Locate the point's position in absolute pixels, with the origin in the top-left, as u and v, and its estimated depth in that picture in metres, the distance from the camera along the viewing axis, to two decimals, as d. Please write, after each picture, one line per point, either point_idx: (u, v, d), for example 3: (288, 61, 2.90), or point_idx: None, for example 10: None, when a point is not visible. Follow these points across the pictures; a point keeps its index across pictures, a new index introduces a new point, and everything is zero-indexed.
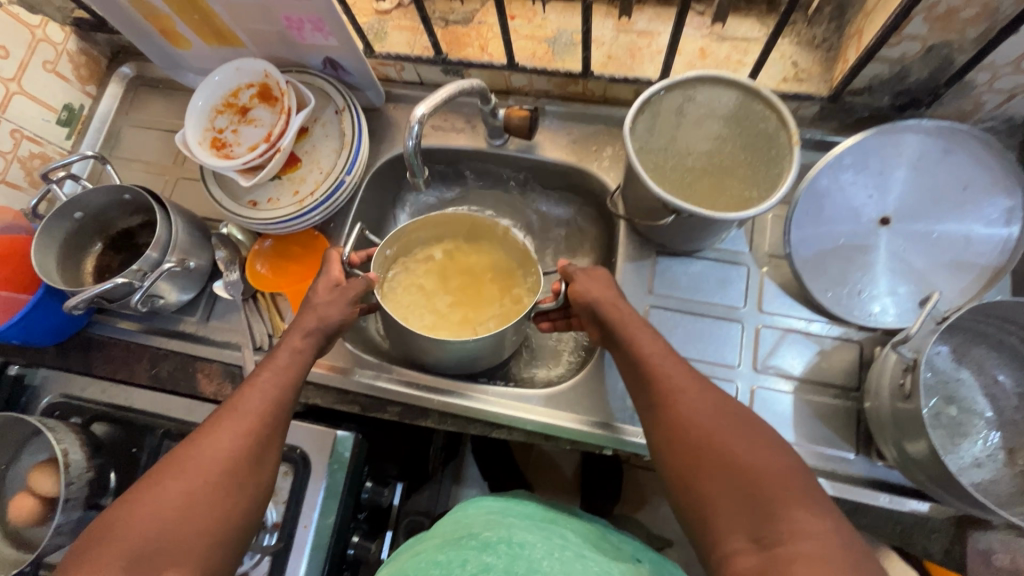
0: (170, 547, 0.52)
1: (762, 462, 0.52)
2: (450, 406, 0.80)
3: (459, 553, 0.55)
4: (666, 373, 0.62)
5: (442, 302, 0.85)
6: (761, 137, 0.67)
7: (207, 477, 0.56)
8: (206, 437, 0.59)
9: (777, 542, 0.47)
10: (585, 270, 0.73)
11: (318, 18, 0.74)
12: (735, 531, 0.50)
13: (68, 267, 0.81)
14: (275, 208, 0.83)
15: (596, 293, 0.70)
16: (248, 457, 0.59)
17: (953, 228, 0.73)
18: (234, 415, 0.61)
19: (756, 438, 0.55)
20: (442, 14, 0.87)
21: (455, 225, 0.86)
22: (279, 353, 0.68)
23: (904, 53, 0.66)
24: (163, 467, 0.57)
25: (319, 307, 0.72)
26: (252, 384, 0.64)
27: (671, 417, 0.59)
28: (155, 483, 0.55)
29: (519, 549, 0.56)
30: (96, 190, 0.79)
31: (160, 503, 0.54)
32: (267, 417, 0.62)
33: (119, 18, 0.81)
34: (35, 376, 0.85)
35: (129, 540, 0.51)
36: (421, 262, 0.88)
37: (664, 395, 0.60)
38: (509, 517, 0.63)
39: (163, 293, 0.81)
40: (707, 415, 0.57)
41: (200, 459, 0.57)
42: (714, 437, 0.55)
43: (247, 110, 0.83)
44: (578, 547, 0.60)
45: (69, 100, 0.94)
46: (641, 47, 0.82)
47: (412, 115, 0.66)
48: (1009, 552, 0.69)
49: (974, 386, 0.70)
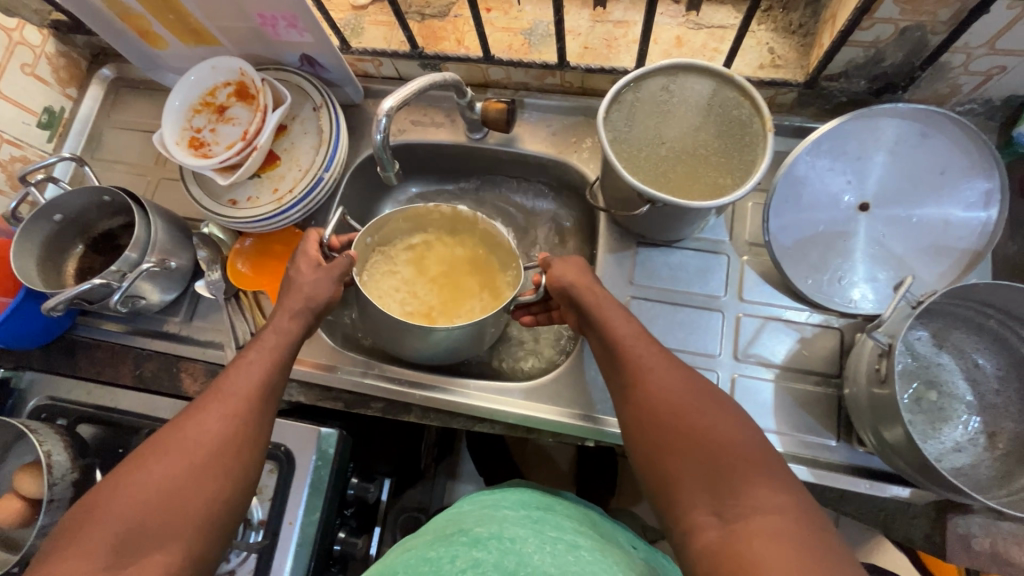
0: (157, 529, 0.52)
1: (730, 437, 0.54)
2: (431, 401, 0.81)
3: (449, 549, 0.55)
4: (638, 353, 0.63)
5: (423, 289, 0.86)
6: (735, 124, 0.67)
7: (192, 460, 0.56)
8: (191, 418, 0.59)
9: (738, 517, 0.49)
10: (562, 257, 0.74)
11: (290, 14, 0.74)
12: (698, 506, 0.51)
13: (49, 270, 0.82)
14: (254, 207, 0.83)
15: (571, 276, 0.71)
16: (234, 437, 0.59)
17: (931, 213, 0.72)
18: (220, 396, 0.61)
19: (724, 415, 0.56)
20: (419, 8, 0.87)
21: (436, 218, 0.87)
22: (266, 336, 0.68)
23: (878, 36, 0.66)
24: (146, 449, 0.57)
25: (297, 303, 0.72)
26: (237, 365, 0.65)
27: (641, 394, 0.60)
28: (140, 465, 0.55)
29: (509, 544, 0.55)
30: (74, 191, 0.79)
31: (146, 486, 0.54)
32: (253, 397, 0.62)
33: (93, 19, 0.81)
34: (21, 380, 0.84)
35: (115, 523, 0.52)
36: (400, 253, 0.88)
37: (635, 374, 0.61)
38: (501, 511, 0.63)
39: (145, 294, 0.81)
40: (675, 392, 0.58)
41: (185, 441, 0.57)
42: (683, 414, 0.56)
43: (224, 109, 0.83)
44: (572, 536, 0.60)
45: (49, 103, 0.94)
46: (618, 36, 0.81)
47: (380, 108, 0.66)
48: (989, 536, 0.69)
49: (954, 370, 0.70)
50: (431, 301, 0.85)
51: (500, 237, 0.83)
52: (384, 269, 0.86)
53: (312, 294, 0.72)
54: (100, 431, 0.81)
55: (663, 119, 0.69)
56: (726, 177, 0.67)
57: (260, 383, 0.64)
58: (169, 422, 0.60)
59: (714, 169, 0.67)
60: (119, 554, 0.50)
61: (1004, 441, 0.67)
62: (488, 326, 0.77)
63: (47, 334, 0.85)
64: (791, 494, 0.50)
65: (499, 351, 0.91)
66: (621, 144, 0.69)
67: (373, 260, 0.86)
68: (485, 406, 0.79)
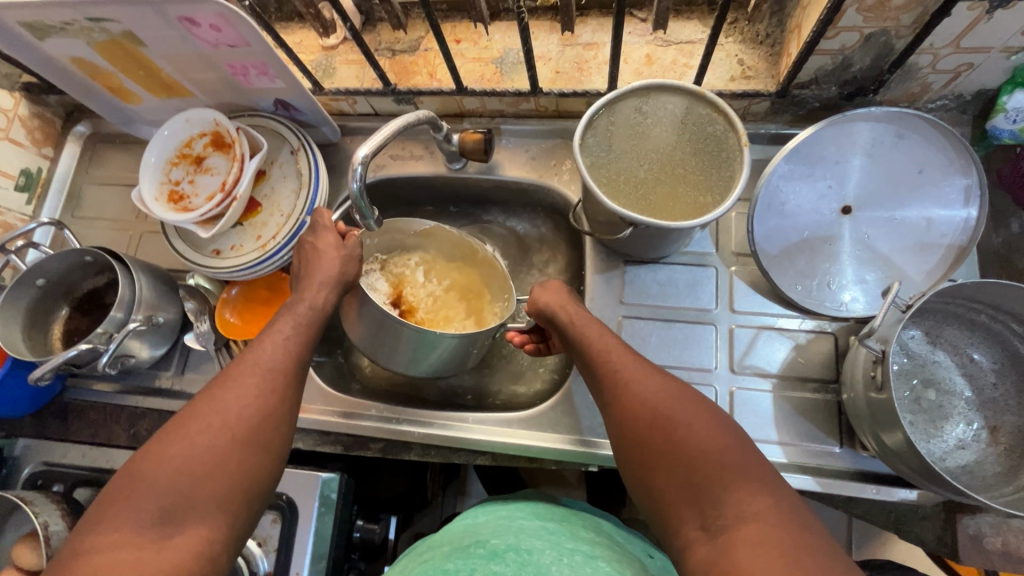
0: (199, 504, 0.51)
1: (714, 442, 0.53)
2: (429, 437, 0.80)
3: (467, 561, 0.54)
4: (616, 366, 0.62)
5: (422, 303, 0.86)
6: (711, 140, 0.68)
7: (234, 433, 0.55)
8: (226, 387, 0.57)
9: (725, 526, 0.48)
10: (540, 283, 0.75)
11: (261, 63, 0.74)
12: (686, 521, 0.51)
13: (35, 335, 0.80)
14: (239, 255, 0.83)
15: (547, 299, 0.72)
16: (272, 414, 0.57)
17: (914, 212, 0.73)
18: (257, 367, 0.59)
19: (708, 416, 0.55)
20: (389, 44, 0.87)
21: (442, 241, 0.87)
22: (296, 305, 0.67)
23: (844, 43, 0.66)
24: (185, 416, 0.55)
25: (302, 301, 0.68)
26: (270, 338, 0.63)
27: (620, 409, 0.59)
28: (178, 434, 0.53)
29: (526, 556, 0.55)
30: (55, 256, 0.78)
31: (187, 457, 0.52)
32: (285, 371, 0.61)
33: (65, 81, 0.81)
34: (13, 448, 0.84)
35: (159, 493, 0.50)
36: (398, 271, 0.87)
37: (614, 389, 0.61)
38: (517, 522, 0.63)
39: (134, 352, 0.81)
40: (658, 397, 0.58)
41: (225, 413, 0.55)
42: (663, 425, 0.55)
43: (201, 160, 0.83)
44: (588, 547, 0.59)
45: (25, 165, 0.93)
46: (588, 59, 0.82)
47: (355, 157, 0.66)
48: (1000, 534, 0.68)
49: (950, 366, 0.70)
50: (431, 312, 0.85)
51: (496, 267, 0.84)
52: (378, 279, 0.86)
53: (319, 286, 0.69)
54: (96, 493, 0.80)
55: (640, 140, 0.69)
56: (706, 195, 0.67)
57: (293, 358, 0.62)
58: (203, 389, 0.58)
59: (693, 187, 0.67)
60: (163, 523, 0.50)
61: (1007, 435, 0.67)
62: (470, 347, 0.77)
63: (37, 400, 0.84)
64: (772, 498, 0.49)
65: (494, 379, 0.93)
66: (600, 169, 0.68)
67: (369, 268, 0.86)
68: (487, 439, 0.78)
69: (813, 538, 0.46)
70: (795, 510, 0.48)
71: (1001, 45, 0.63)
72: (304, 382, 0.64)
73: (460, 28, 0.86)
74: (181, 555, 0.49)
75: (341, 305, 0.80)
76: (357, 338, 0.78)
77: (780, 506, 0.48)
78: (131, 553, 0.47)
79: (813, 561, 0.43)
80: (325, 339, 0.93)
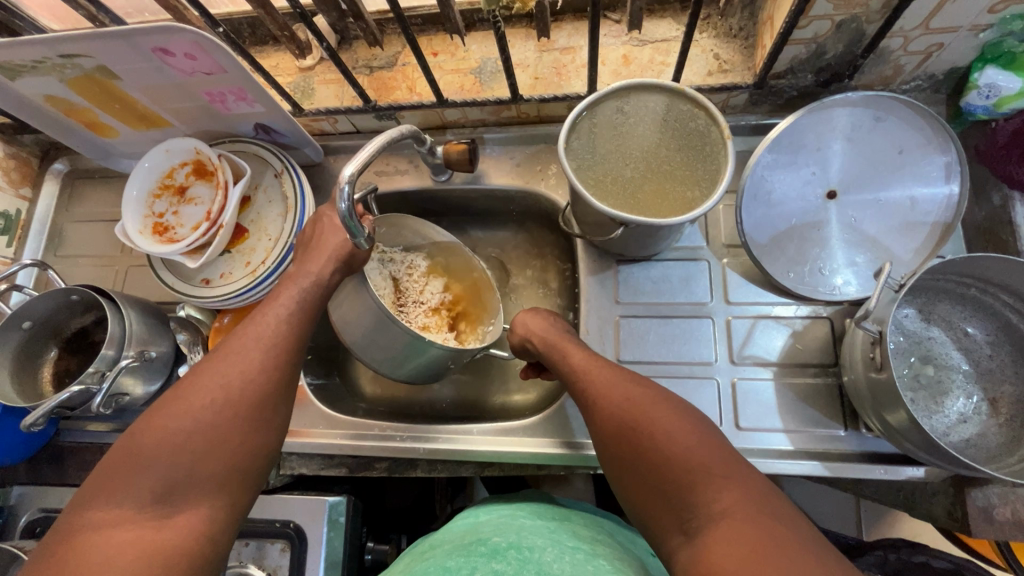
0: (195, 486, 0.53)
1: (683, 444, 0.52)
2: (435, 453, 0.78)
3: (468, 559, 0.53)
4: (587, 385, 0.63)
5: (420, 299, 0.85)
6: (693, 136, 0.68)
7: (235, 407, 0.56)
8: (229, 360, 0.59)
9: (698, 529, 0.48)
10: (526, 310, 0.77)
11: (238, 88, 0.73)
12: (668, 527, 0.51)
13: (24, 379, 0.79)
14: (228, 283, 0.82)
15: (532, 325, 0.74)
16: (272, 393, 0.59)
17: (897, 193, 0.74)
18: (260, 344, 0.61)
19: (684, 421, 0.55)
20: (366, 62, 0.87)
21: (450, 255, 0.87)
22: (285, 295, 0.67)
23: (817, 32, 0.67)
24: (186, 389, 0.57)
25: (308, 275, 0.68)
26: (267, 318, 0.64)
27: (597, 427, 0.60)
28: (178, 411, 0.55)
29: (527, 554, 0.54)
30: (40, 297, 0.76)
31: (188, 433, 0.54)
32: (287, 348, 0.62)
33: (39, 119, 0.80)
34: (9, 496, 0.82)
35: (159, 473, 0.52)
36: (399, 267, 0.85)
37: (588, 407, 0.62)
38: (519, 520, 0.62)
39: (127, 389, 0.78)
40: (642, 395, 0.58)
41: (228, 387, 0.57)
42: (639, 423, 0.56)
43: (185, 190, 0.82)
44: (589, 545, 0.58)
45: (4, 208, 0.92)
46: (566, 63, 0.82)
47: (341, 176, 0.61)
48: (1010, 505, 0.68)
49: (946, 342, 0.71)
50: (427, 312, 0.85)
51: (489, 292, 0.86)
52: (380, 268, 0.83)
53: (311, 292, 0.68)
54: None
55: (623, 139, 0.69)
56: (693, 190, 0.67)
57: (288, 369, 0.62)
58: (206, 361, 0.60)
59: (680, 183, 0.68)
60: (162, 502, 0.51)
61: (1007, 406, 0.67)
62: (449, 362, 0.77)
63: (29, 445, 0.82)
64: (747, 492, 0.49)
65: (494, 390, 0.92)
66: (586, 171, 0.68)
67: (374, 255, 0.83)
68: (490, 449, 0.77)
69: (785, 532, 0.45)
70: (772, 502, 0.48)
71: (968, 24, 0.64)
72: (298, 373, 0.64)
73: (436, 41, 0.86)
74: (178, 536, 0.50)
75: (330, 312, 0.76)
76: (351, 351, 0.76)
77: (752, 501, 0.48)
78: (132, 531, 0.49)
79: (782, 555, 0.43)
80: (322, 361, 0.92)
